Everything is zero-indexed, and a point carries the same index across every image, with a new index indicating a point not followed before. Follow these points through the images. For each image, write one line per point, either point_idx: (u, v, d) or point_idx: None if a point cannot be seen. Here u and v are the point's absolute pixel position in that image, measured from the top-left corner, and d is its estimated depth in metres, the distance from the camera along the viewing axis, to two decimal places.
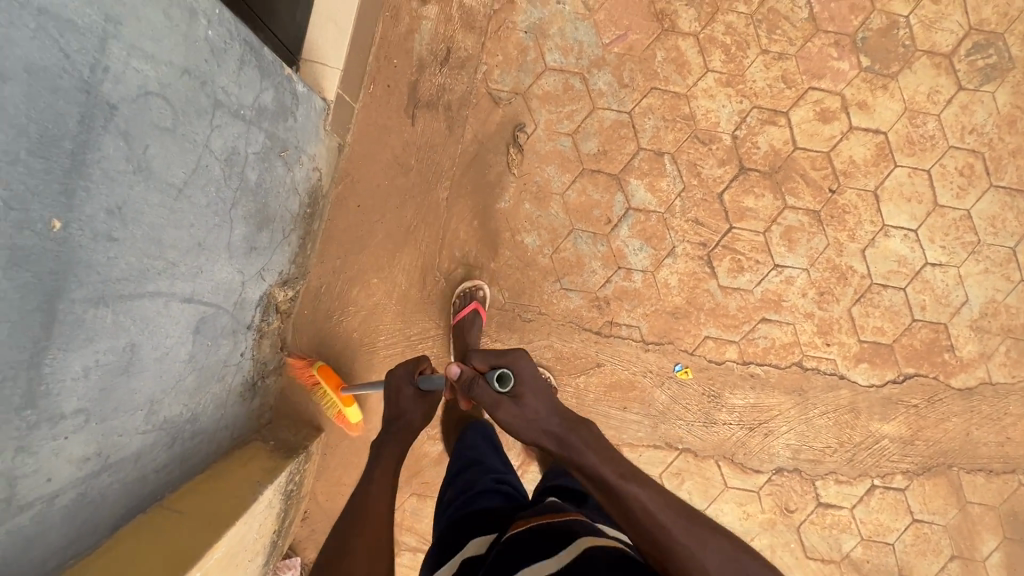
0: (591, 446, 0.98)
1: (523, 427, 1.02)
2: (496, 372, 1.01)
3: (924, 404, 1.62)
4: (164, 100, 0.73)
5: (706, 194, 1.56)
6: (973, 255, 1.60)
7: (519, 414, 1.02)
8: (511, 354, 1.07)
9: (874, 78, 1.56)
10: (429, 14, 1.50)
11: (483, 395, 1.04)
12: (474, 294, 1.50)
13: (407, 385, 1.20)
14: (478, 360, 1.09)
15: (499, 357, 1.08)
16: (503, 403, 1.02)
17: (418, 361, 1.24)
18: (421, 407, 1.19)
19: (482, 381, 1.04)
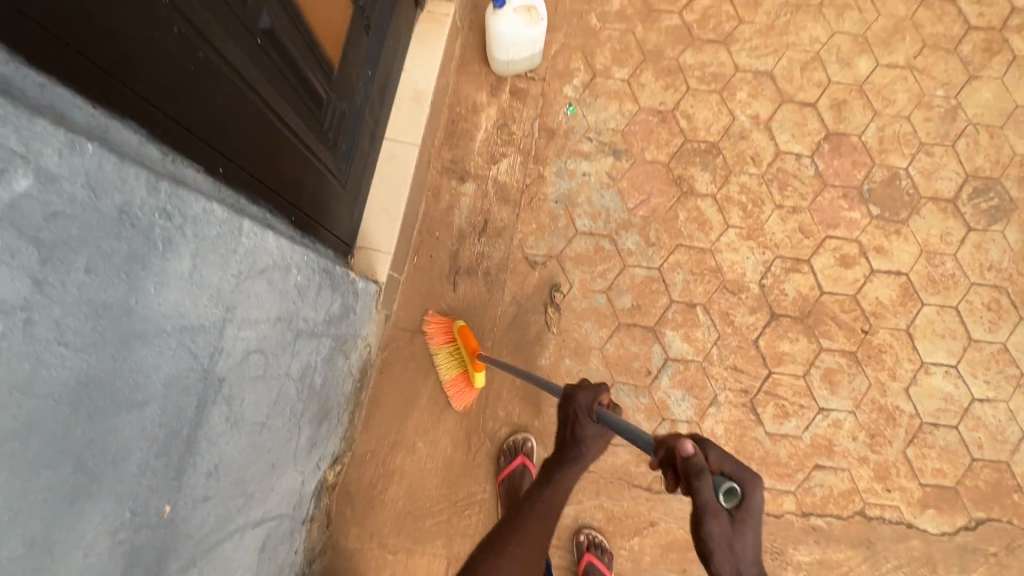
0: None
1: (719, 566, 0.65)
2: (729, 485, 0.64)
3: (1004, 553, 1.52)
4: (260, 351, 0.79)
5: (742, 341, 1.60)
6: (1019, 389, 1.59)
7: (730, 546, 0.64)
8: (756, 473, 0.66)
9: (886, 224, 1.66)
10: (467, 190, 1.65)
11: (696, 496, 0.66)
12: (520, 445, 1.50)
13: (582, 414, 0.97)
14: (714, 452, 0.68)
15: (739, 466, 0.67)
16: (716, 520, 0.64)
17: (599, 390, 0.95)
18: (598, 440, 0.99)
19: (709, 480, 0.65)
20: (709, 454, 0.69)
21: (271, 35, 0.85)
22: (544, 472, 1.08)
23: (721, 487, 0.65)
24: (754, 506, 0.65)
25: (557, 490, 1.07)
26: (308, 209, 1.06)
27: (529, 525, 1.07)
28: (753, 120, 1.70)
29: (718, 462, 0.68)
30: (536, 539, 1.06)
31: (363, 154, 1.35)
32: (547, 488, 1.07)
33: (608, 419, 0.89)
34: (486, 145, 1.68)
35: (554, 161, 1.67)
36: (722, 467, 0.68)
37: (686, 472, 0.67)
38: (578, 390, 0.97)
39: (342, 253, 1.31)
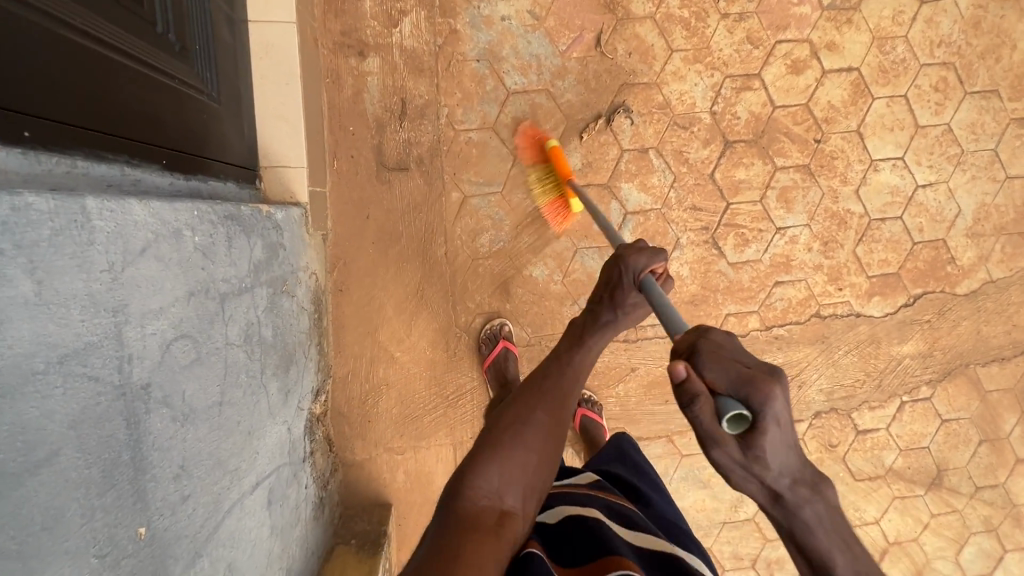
0: (830, 528, 0.58)
1: (739, 482, 0.58)
2: (735, 411, 0.54)
3: (936, 317, 1.71)
4: (182, 336, 0.68)
5: (698, 178, 1.54)
6: (959, 167, 1.63)
7: (744, 465, 0.56)
8: (766, 380, 0.54)
9: (837, 14, 1.51)
10: (372, 67, 1.38)
11: (696, 426, 0.57)
12: (499, 330, 1.51)
13: (628, 279, 0.94)
14: (711, 369, 0.57)
15: (744, 382, 0.55)
16: (722, 448, 0.56)
17: (654, 255, 0.92)
18: (637, 308, 0.99)
19: (705, 407, 0.56)
20: (706, 375, 0.57)
21: None
22: (570, 341, 1.00)
23: (726, 413, 0.54)
24: (772, 425, 0.54)
25: (587, 348, 0.98)
26: (176, 145, 0.85)
27: (558, 374, 0.94)
28: None
29: (718, 381, 0.56)
30: (566, 390, 0.93)
31: (227, 52, 1.07)
32: (584, 342, 0.98)
33: (650, 286, 0.85)
34: (378, 3, 1.36)
35: (464, 9, 1.39)
36: (726, 387, 0.56)
37: (685, 400, 0.57)
38: (630, 254, 0.94)
39: (243, 181, 1.12)
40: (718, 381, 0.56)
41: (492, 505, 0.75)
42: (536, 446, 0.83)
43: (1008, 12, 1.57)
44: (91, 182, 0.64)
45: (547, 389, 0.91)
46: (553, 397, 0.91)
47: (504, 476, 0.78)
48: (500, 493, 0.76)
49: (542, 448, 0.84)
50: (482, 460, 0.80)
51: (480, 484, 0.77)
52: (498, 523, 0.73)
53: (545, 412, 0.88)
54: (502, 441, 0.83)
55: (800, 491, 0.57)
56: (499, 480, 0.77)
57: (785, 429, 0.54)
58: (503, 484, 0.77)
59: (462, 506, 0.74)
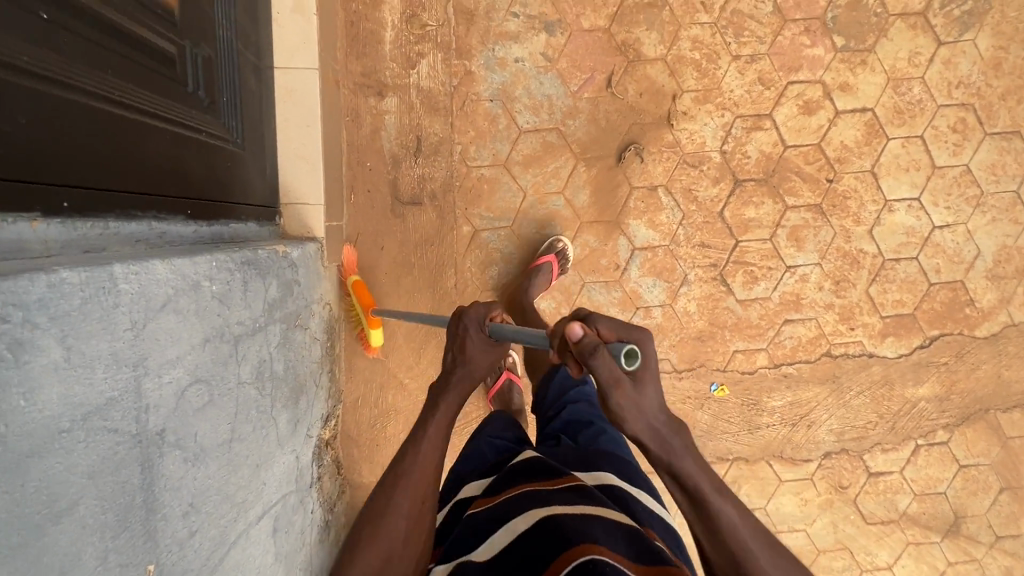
0: (690, 453, 0.80)
1: (628, 419, 0.78)
2: (629, 348, 0.71)
3: (954, 360, 1.67)
4: (197, 382, 0.74)
5: (707, 216, 1.55)
6: (978, 208, 1.60)
7: (632, 398, 0.76)
8: (641, 330, 0.76)
9: (851, 56, 1.51)
10: (390, 107, 1.45)
11: (598, 372, 0.75)
12: (556, 253, 1.48)
13: (473, 332, 0.92)
14: (603, 325, 0.76)
15: (627, 330, 0.76)
16: (617, 382, 0.75)
17: (490, 306, 0.94)
18: (488, 360, 0.93)
19: (604, 355, 0.74)
20: (601, 330, 0.76)
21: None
22: (428, 402, 0.95)
23: (621, 353, 0.72)
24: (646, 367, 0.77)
25: (446, 408, 0.93)
26: (202, 193, 0.92)
27: (415, 452, 0.92)
28: None
29: (609, 333, 0.76)
30: (426, 465, 0.91)
31: (253, 99, 1.13)
32: (439, 406, 0.93)
33: (503, 332, 0.89)
34: (397, 46, 1.43)
35: (479, 51, 1.44)
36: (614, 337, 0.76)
37: (590, 349, 0.74)
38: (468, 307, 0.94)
39: (263, 218, 1.18)
40: (608, 332, 0.76)
41: None
42: (401, 532, 0.88)
43: None
44: (122, 241, 0.70)
45: (408, 468, 0.91)
46: (414, 477, 0.90)
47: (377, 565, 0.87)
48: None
49: (407, 531, 0.89)
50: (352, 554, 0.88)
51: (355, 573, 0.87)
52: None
53: (406, 497, 0.89)
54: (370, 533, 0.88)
55: (667, 423, 0.79)
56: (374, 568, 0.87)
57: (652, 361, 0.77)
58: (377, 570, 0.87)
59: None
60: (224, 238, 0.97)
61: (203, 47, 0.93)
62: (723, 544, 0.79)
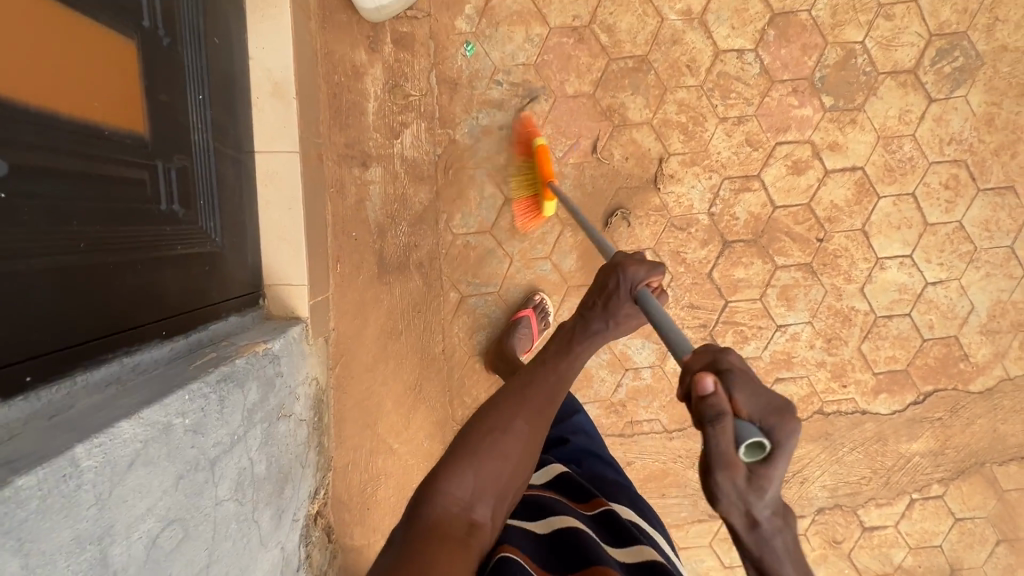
0: (794, 559, 0.55)
1: (724, 508, 0.54)
2: (757, 438, 0.50)
3: (948, 415, 1.65)
4: (171, 523, 0.74)
5: (696, 277, 1.54)
6: (972, 264, 1.58)
7: (741, 492, 0.52)
8: (792, 421, 0.51)
9: (840, 115, 1.49)
10: (374, 176, 1.43)
11: (707, 444, 0.52)
12: (535, 306, 1.49)
13: (624, 291, 0.90)
14: (742, 394, 0.53)
15: (778, 416, 0.52)
16: (729, 470, 0.51)
17: (652, 270, 0.90)
18: (630, 317, 0.92)
19: (726, 432, 0.51)
20: (736, 398, 0.53)
21: (18, 178, 0.62)
22: (560, 340, 0.94)
23: (745, 439, 0.50)
24: (785, 466, 0.51)
25: (577, 356, 0.91)
26: (177, 308, 0.92)
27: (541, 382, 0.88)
28: (684, 17, 1.43)
29: (748, 408, 0.53)
30: (550, 396, 0.87)
31: (232, 192, 1.12)
32: (572, 348, 0.92)
33: (647, 301, 0.83)
34: (381, 116, 1.42)
35: (463, 120, 1.44)
36: (751, 416, 0.52)
37: (716, 408, 0.51)
38: (627, 263, 0.91)
39: (244, 307, 1.18)
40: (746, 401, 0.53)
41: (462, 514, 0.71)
42: (513, 456, 0.79)
43: None
44: (90, 392, 0.71)
45: (530, 395, 0.85)
46: (537, 403, 0.85)
47: (478, 483, 0.75)
48: (472, 502, 0.73)
49: (515, 459, 0.79)
50: (447, 478, 0.74)
51: (453, 489, 0.73)
52: (467, 533, 0.69)
53: (526, 425, 0.82)
54: (476, 449, 0.78)
55: (777, 521, 0.54)
56: (473, 486, 0.74)
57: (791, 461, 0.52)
58: (477, 490, 0.74)
59: (434, 511, 0.71)
60: (205, 346, 0.98)
61: (178, 161, 0.93)
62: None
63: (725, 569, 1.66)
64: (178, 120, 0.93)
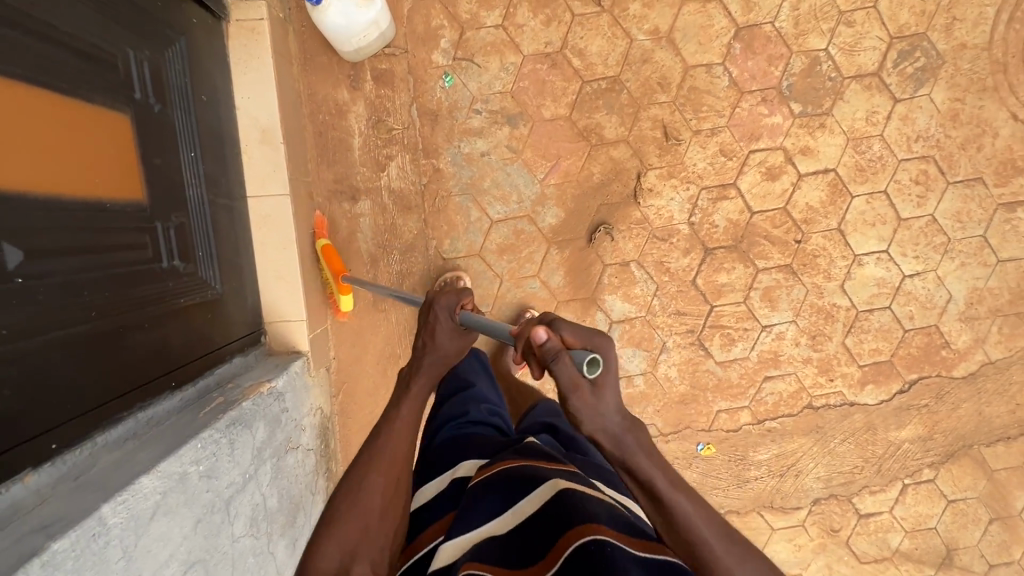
0: (651, 455, 0.71)
1: (586, 433, 0.68)
2: (589, 357, 0.63)
3: (934, 401, 1.71)
4: (192, 564, 0.80)
5: (681, 285, 1.59)
6: (947, 255, 1.63)
7: (594, 410, 0.67)
8: (604, 338, 0.68)
9: (809, 120, 1.55)
10: (364, 209, 1.49)
11: (559, 378, 0.66)
12: (526, 323, 1.55)
13: (444, 317, 0.90)
14: (567, 330, 0.68)
15: (597, 338, 0.68)
16: (578, 396, 0.66)
17: (462, 293, 0.91)
18: (457, 344, 0.92)
19: (564, 360, 0.65)
20: (564, 334, 0.68)
21: (34, 262, 0.67)
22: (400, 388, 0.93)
23: (580, 361, 0.63)
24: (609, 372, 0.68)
25: (414, 401, 0.91)
26: (183, 358, 0.97)
27: (387, 436, 0.87)
28: (652, 36, 1.48)
29: (573, 339, 0.68)
30: (399, 447, 0.87)
31: (229, 238, 1.18)
32: (410, 386, 0.91)
33: (473, 320, 0.86)
34: (366, 151, 1.47)
35: (446, 149, 1.49)
36: (576, 342, 0.68)
37: (554, 352, 0.66)
38: (440, 298, 0.91)
39: (247, 346, 1.24)
40: (570, 336, 0.68)
41: None
42: (371, 523, 0.79)
43: (987, 102, 1.57)
44: (110, 450, 0.76)
45: (377, 456, 0.85)
46: (387, 459, 0.85)
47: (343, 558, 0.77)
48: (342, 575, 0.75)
49: (378, 513, 0.81)
50: (318, 552, 0.77)
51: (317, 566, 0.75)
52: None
53: (377, 483, 0.83)
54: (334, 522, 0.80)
55: (631, 429, 0.69)
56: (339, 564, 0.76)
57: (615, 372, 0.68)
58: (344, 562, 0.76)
59: None
60: (213, 391, 1.03)
61: (176, 218, 0.98)
62: (682, 540, 0.69)
63: None
64: (173, 179, 0.98)
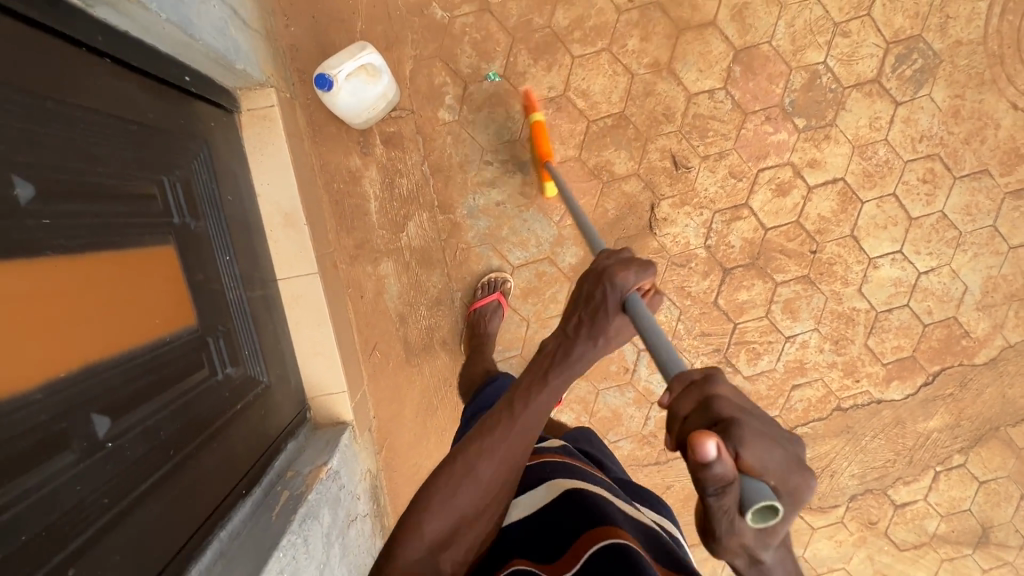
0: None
1: (727, 555, 0.54)
2: (770, 505, 0.47)
3: (958, 390, 1.75)
4: None
5: (703, 307, 1.63)
6: (959, 248, 1.67)
7: (748, 545, 0.52)
8: (798, 474, 0.50)
9: (814, 133, 1.57)
10: (387, 269, 1.51)
11: (712, 509, 0.50)
12: None
13: (613, 301, 0.81)
14: (751, 451, 0.49)
15: (792, 472, 0.50)
16: (737, 532, 0.50)
17: (643, 273, 0.80)
18: (616, 337, 0.85)
19: (733, 499, 0.48)
20: (742, 455, 0.49)
21: (118, 420, 0.70)
22: (534, 372, 0.88)
23: (755, 506, 0.48)
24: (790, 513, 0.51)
25: (553, 386, 0.86)
26: (246, 461, 1.01)
27: (510, 424, 0.84)
28: (653, 69, 1.50)
29: (756, 466, 0.49)
30: (522, 440, 0.84)
31: (268, 328, 1.20)
32: (549, 379, 0.86)
33: (639, 310, 0.76)
34: (384, 214, 1.49)
35: (461, 203, 1.51)
36: (757, 470, 0.49)
37: (724, 484, 0.48)
38: (616, 269, 0.82)
39: (297, 427, 1.27)
40: (755, 463, 0.49)
41: (425, 559, 0.79)
42: (473, 502, 0.81)
43: (987, 95, 1.58)
44: None
45: (492, 443, 0.83)
46: (502, 452, 0.83)
47: (439, 532, 0.80)
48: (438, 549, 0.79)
49: (483, 501, 0.81)
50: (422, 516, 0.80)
51: (414, 537, 0.79)
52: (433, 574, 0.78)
53: (490, 468, 0.82)
54: (444, 493, 0.81)
55: (776, 559, 0.57)
56: (435, 534, 0.79)
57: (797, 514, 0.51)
58: (439, 537, 0.80)
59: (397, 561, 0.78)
60: (277, 485, 1.07)
61: (222, 328, 1.01)
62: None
63: None
64: (215, 290, 1.00)
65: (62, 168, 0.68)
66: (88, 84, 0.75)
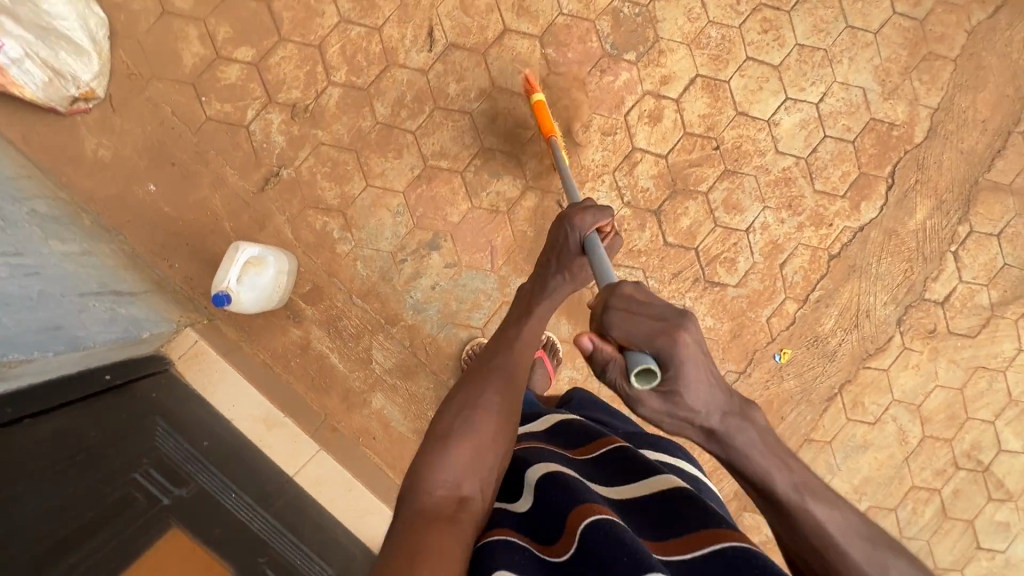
0: (756, 448, 0.66)
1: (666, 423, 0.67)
2: (641, 366, 0.62)
3: (921, 173, 1.75)
4: None
5: (660, 253, 1.65)
6: (834, 63, 1.70)
7: (662, 409, 0.65)
8: (668, 338, 0.62)
9: (649, 56, 1.62)
10: (380, 401, 1.52)
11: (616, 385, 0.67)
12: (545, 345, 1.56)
13: (573, 239, 1.01)
14: (620, 333, 0.65)
15: (658, 338, 0.62)
16: (640, 400, 0.65)
17: (596, 214, 1.00)
18: (581, 272, 1.02)
19: (618, 369, 0.66)
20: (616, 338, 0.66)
21: None
22: (522, 310, 1.01)
23: (635, 370, 0.63)
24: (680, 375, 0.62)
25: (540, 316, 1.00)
26: None
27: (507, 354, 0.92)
28: (483, 97, 1.56)
29: (629, 341, 0.65)
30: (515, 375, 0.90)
31: (306, 523, 1.23)
32: (534, 312, 1.00)
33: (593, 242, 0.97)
34: (347, 358, 1.52)
35: (403, 306, 1.55)
36: (636, 345, 0.64)
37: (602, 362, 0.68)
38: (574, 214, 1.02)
39: None
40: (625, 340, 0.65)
41: (449, 494, 0.71)
42: (487, 431, 0.80)
43: None
44: None
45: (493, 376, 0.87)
46: (501, 381, 0.87)
47: (460, 465, 0.75)
48: (457, 481, 0.73)
49: (496, 432, 0.80)
50: (437, 453, 0.76)
51: (434, 475, 0.73)
52: (457, 510, 0.69)
53: (494, 398, 0.84)
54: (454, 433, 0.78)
55: (726, 418, 0.66)
56: (455, 470, 0.74)
57: (694, 370, 0.62)
58: (460, 471, 0.74)
59: (422, 498, 0.71)
60: None
61: (262, 558, 1.05)
62: (808, 547, 0.64)
63: (875, 424, 1.78)
64: (236, 534, 1.05)
65: (29, 550, 0.74)
66: (18, 456, 0.80)
